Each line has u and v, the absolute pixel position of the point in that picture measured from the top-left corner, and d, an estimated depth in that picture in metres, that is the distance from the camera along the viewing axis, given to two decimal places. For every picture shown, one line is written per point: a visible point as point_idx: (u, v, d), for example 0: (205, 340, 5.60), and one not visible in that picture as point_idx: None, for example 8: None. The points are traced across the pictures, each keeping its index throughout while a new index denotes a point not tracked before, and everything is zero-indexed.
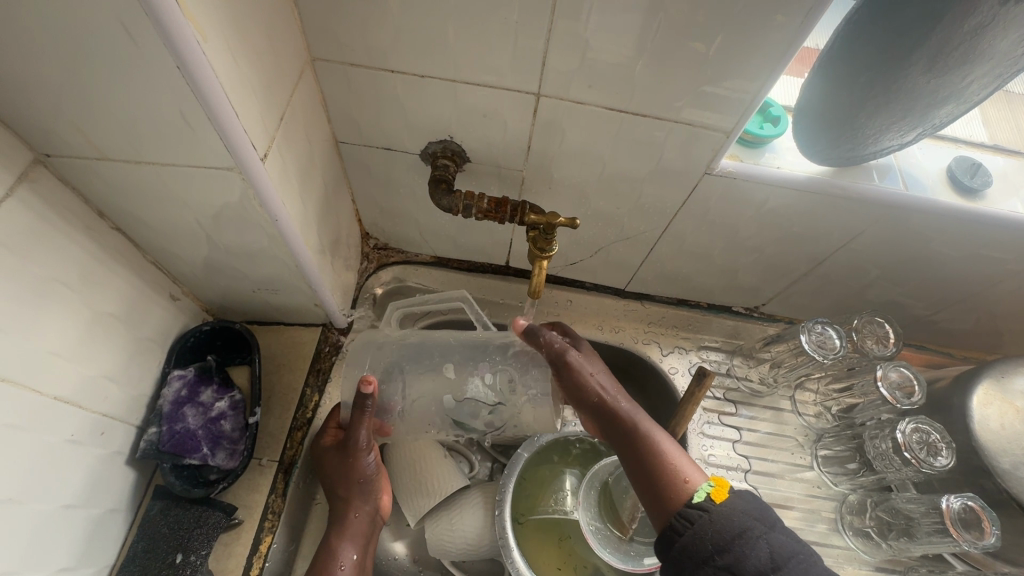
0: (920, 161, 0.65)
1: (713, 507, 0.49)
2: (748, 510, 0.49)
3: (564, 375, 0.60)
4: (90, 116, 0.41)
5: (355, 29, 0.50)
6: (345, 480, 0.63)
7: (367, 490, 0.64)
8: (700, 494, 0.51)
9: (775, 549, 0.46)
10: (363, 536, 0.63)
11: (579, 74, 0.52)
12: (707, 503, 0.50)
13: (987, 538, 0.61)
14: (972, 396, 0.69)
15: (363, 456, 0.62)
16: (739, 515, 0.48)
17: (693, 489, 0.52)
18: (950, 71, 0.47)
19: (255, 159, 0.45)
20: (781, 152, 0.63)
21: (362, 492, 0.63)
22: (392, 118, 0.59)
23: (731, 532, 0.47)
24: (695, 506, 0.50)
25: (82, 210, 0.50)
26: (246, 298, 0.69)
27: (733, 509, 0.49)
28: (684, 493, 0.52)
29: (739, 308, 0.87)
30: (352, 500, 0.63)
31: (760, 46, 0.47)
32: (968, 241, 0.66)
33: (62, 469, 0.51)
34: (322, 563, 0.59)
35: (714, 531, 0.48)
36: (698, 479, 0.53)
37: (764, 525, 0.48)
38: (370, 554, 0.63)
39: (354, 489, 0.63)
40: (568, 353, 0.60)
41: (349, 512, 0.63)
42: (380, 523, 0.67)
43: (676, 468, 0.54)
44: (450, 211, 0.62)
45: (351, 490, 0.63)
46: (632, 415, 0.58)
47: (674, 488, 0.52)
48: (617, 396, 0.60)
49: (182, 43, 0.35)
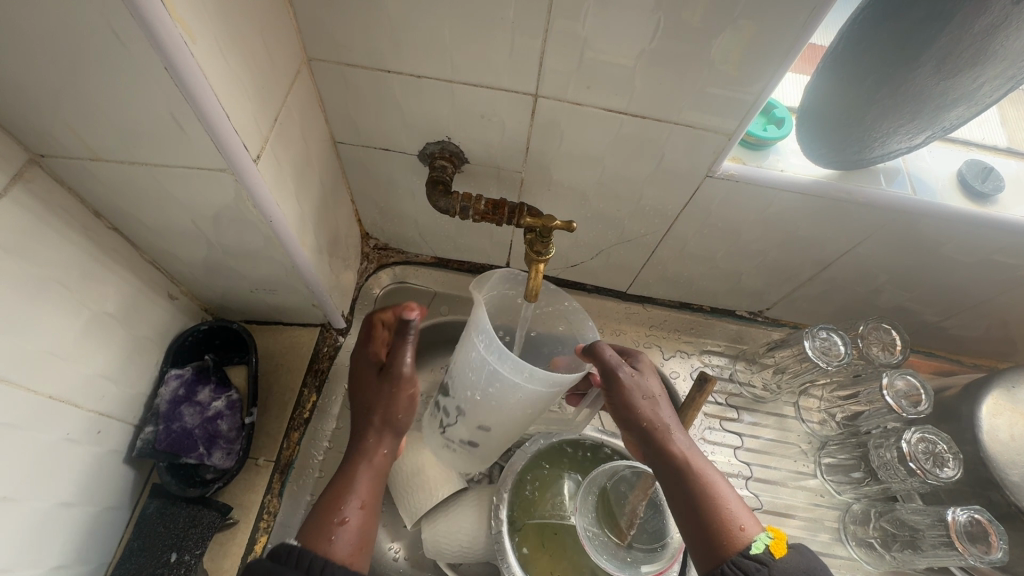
0: (929, 165, 0.64)
1: (772, 561, 0.47)
2: (805, 567, 0.48)
3: (618, 391, 0.58)
4: (82, 116, 0.41)
5: (351, 29, 0.50)
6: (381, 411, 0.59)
7: (398, 428, 0.60)
8: (760, 546, 0.48)
9: None
10: (379, 475, 0.58)
11: (579, 75, 0.51)
12: (765, 556, 0.48)
13: (994, 552, 0.59)
14: (981, 406, 0.68)
15: (401, 389, 0.59)
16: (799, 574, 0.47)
17: (750, 539, 0.49)
18: (963, 72, 0.46)
19: (246, 160, 0.45)
20: (785, 154, 0.62)
21: (391, 430, 0.59)
22: (390, 119, 0.59)
23: None
24: (753, 558, 0.48)
25: (78, 210, 0.50)
26: (244, 297, 0.68)
27: (793, 566, 0.47)
28: (740, 540, 0.50)
29: (743, 312, 0.86)
30: (379, 434, 0.59)
31: (761, 49, 0.46)
32: (978, 247, 0.65)
33: (58, 468, 0.51)
34: (335, 498, 0.55)
35: None
36: (755, 528, 0.50)
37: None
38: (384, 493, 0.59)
39: (385, 425, 0.59)
40: (626, 370, 0.57)
41: (372, 446, 0.58)
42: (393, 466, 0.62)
43: (730, 512, 0.52)
44: (447, 213, 0.62)
45: (382, 423, 0.58)
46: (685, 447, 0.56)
47: (728, 533, 0.50)
48: (672, 424, 0.58)
49: (170, 45, 0.35)
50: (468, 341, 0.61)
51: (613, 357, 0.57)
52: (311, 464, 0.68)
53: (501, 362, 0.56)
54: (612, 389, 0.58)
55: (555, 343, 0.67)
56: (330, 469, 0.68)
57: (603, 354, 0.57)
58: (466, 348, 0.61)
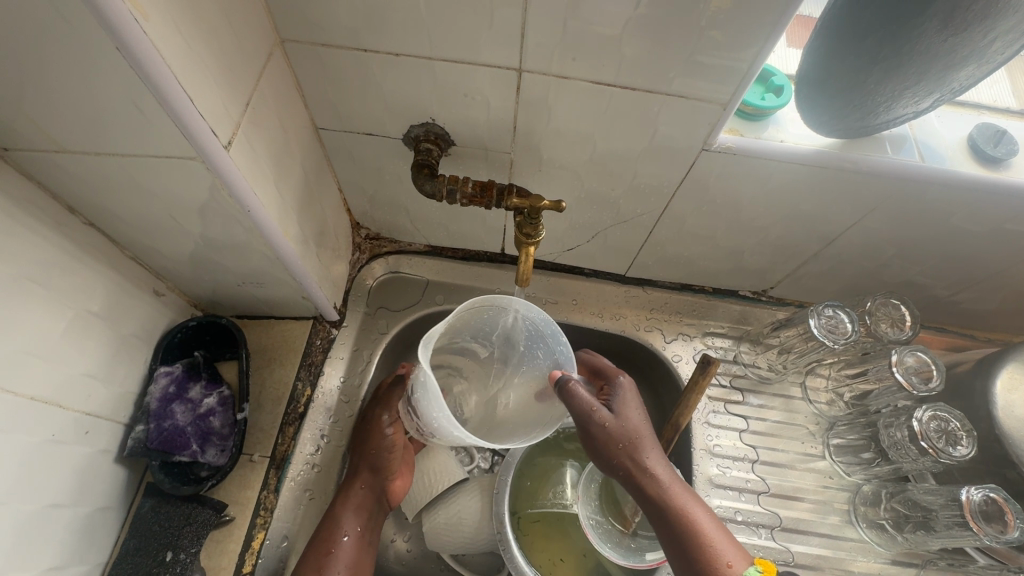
0: (938, 130, 0.61)
1: None
2: None
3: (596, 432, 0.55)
4: (44, 105, 0.40)
5: (323, 8, 0.48)
6: (362, 450, 0.66)
7: (377, 464, 0.66)
8: None
9: None
10: (365, 509, 0.64)
11: (562, 46, 0.49)
12: None
13: (1010, 531, 0.58)
14: (995, 381, 0.65)
15: (381, 429, 0.67)
16: None
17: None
18: (970, 28, 0.43)
19: (215, 145, 0.43)
20: (784, 124, 0.59)
21: (371, 468, 0.65)
22: (370, 101, 0.57)
23: None
24: None
25: (50, 205, 0.49)
26: (233, 292, 0.67)
27: None
28: None
29: (746, 292, 0.84)
30: (360, 472, 0.65)
31: (754, 11, 0.44)
32: (990, 216, 0.62)
33: (47, 469, 0.51)
34: (323, 530, 0.61)
35: None
36: (741, 562, 0.52)
37: None
38: (374, 528, 0.64)
39: (365, 463, 0.65)
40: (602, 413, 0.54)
41: (354, 483, 0.65)
42: (387, 506, 0.67)
43: (715, 548, 0.53)
44: (433, 197, 0.60)
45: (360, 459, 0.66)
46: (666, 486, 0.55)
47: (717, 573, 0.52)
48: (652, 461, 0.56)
49: (119, 24, 0.33)
50: (427, 397, 0.55)
51: (584, 405, 0.54)
52: (307, 457, 0.67)
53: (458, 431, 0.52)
54: (589, 430, 0.55)
55: (532, 341, 0.60)
56: (327, 462, 0.68)
57: (575, 395, 0.54)
58: (425, 398, 0.56)
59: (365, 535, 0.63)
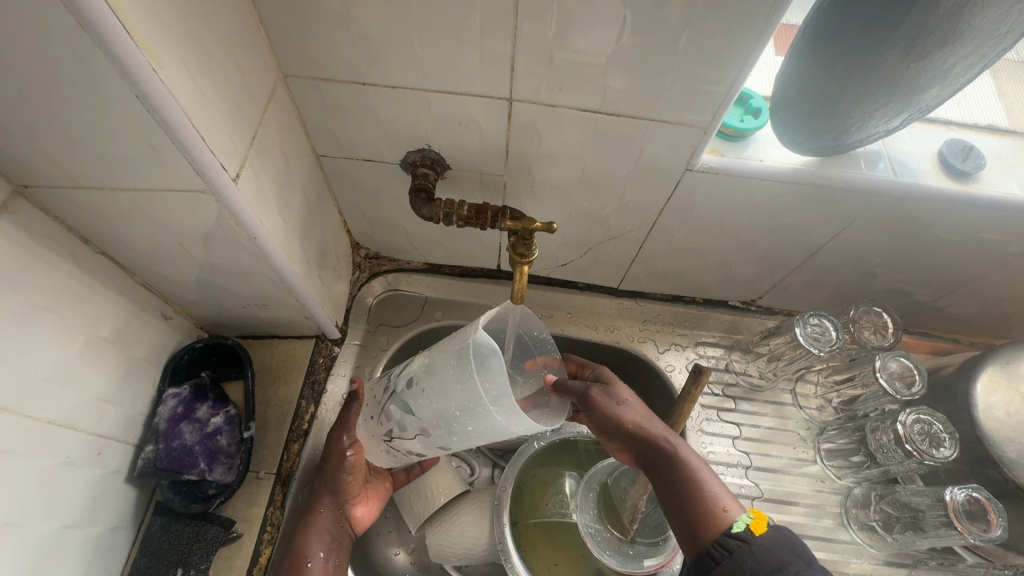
0: (909, 147, 0.64)
1: (753, 538, 0.45)
2: (790, 544, 0.46)
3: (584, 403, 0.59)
4: (62, 146, 0.42)
5: (324, 46, 0.51)
6: (324, 474, 0.65)
7: (338, 486, 0.64)
8: (740, 524, 0.47)
9: None
10: (328, 534, 0.62)
11: (551, 78, 0.52)
12: (747, 533, 0.46)
13: (993, 529, 0.60)
14: (976, 383, 0.68)
15: (339, 449, 0.65)
16: (781, 551, 0.45)
17: (732, 519, 0.48)
18: (930, 56, 0.46)
19: (225, 180, 0.46)
20: (764, 144, 0.62)
21: (331, 490, 0.64)
22: (369, 130, 0.60)
23: (772, 565, 0.44)
24: (733, 536, 0.46)
25: (64, 236, 0.51)
26: (237, 314, 0.69)
27: (773, 541, 0.45)
28: (721, 521, 0.48)
29: (735, 302, 0.86)
30: (320, 497, 0.64)
31: (727, 44, 0.47)
32: (964, 226, 0.65)
33: (62, 491, 0.52)
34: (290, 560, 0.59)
35: (753, 563, 0.44)
36: (737, 509, 0.49)
37: (805, 562, 0.44)
38: (342, 554, 0.62)
39: (325, 487, 0.64)
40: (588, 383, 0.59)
41: (315, 509, 0.63)
42: (354, 532, 0.65)
43: (712, 494, 0.50)
44: (431, 220, 0.63)
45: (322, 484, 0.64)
46: (662, 440, 0.55)
47: (712, 518, 0.48)
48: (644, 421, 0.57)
49: (138, 74, 0.36)
50: (459, 376, 0.55)
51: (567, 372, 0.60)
52: (312, 472, 0.69)
53: (495, 397, 0.52)
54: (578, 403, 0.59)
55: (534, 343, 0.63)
56: None
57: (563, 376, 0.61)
58: (449, 380, 0.56)
59: (332, 561, 0.61)
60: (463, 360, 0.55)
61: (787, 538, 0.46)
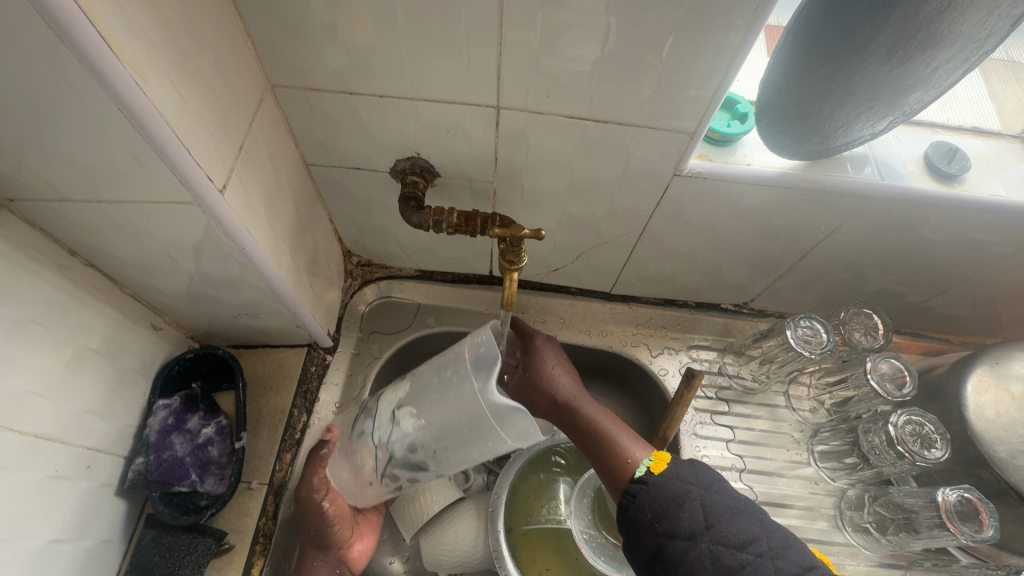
0: (896, 150, 0.64)
1: (652, 479, 0.55)
2: (685, 474, 0.55)
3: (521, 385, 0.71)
4: (48, 160, 0.42)
5: (310, 57, 0.51)
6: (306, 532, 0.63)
7: (322, 541, 0.63)
8: (642, 469, 0.57)
9: (706, 509, 0.52)
10: None
11: (537, 85, 0.52)
12: (648, 476, 0.56)
13: (986, 530, 0.60)
14: (966, 384, 0.68)
15: (314, 507, 0.62)
16: (674, 482, 0.54)
17: (635, 466, 0.58)
18: (911, 61, 0.46)
19: (211, 191, 0.46)
20: (752, 149, 0.63)
21: (316, 544, 0.63)
22: (357, 138, 0.60)
23: (667, 499, 0.53)
24: (636, 481, 0.56)
25: (52, 250, 0.51)
26: (229, 324, 0.69)
27: (668, 478, 0.55)
28: (627, 470, 0.58)
29: (727, 305, 0.86)
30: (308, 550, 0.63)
31: (711, 51, 0.47)
32: (951, 227, 0.65)
33: (51, 505, 0.52)
34: None
35: (652, 499, 0.54)
36: (640, 455, 0.59)
37: (698, 487, 0.54)
38: None
39: (310, 542, 0.63)
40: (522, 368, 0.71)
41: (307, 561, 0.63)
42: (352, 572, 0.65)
43: (621, 448, 0.61)
44: (420, 228, 0.63)
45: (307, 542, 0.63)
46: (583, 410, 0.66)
47: (620, 466, 0.59)
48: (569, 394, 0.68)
49: (120, 87, 0.36)
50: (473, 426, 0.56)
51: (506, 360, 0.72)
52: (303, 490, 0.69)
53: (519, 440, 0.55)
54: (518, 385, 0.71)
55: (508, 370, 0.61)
56: None
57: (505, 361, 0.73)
58: (460, 426, 0.57)
59: None
60: (470, 401, 0.56)
61: (683, 470, 0.55)
